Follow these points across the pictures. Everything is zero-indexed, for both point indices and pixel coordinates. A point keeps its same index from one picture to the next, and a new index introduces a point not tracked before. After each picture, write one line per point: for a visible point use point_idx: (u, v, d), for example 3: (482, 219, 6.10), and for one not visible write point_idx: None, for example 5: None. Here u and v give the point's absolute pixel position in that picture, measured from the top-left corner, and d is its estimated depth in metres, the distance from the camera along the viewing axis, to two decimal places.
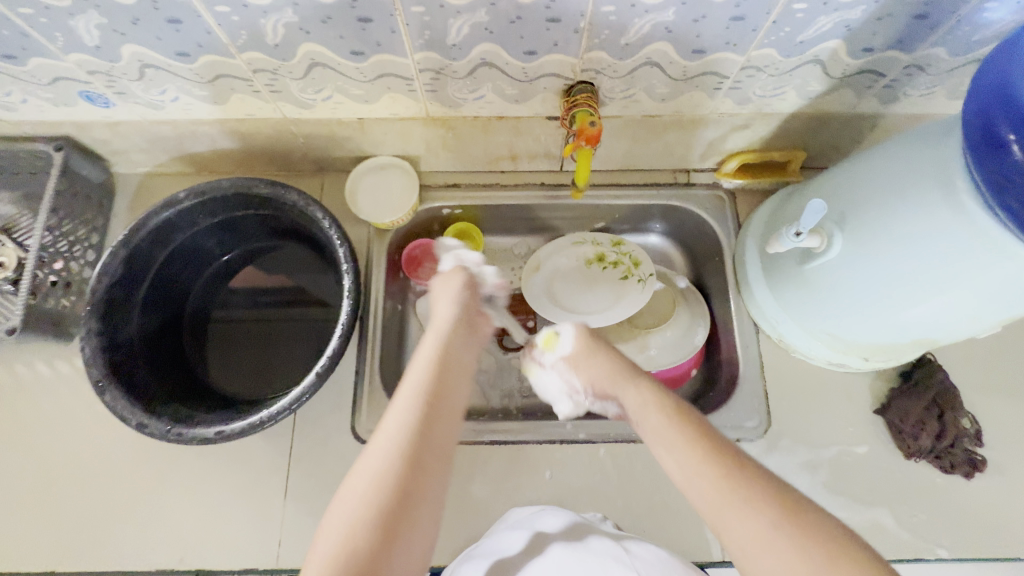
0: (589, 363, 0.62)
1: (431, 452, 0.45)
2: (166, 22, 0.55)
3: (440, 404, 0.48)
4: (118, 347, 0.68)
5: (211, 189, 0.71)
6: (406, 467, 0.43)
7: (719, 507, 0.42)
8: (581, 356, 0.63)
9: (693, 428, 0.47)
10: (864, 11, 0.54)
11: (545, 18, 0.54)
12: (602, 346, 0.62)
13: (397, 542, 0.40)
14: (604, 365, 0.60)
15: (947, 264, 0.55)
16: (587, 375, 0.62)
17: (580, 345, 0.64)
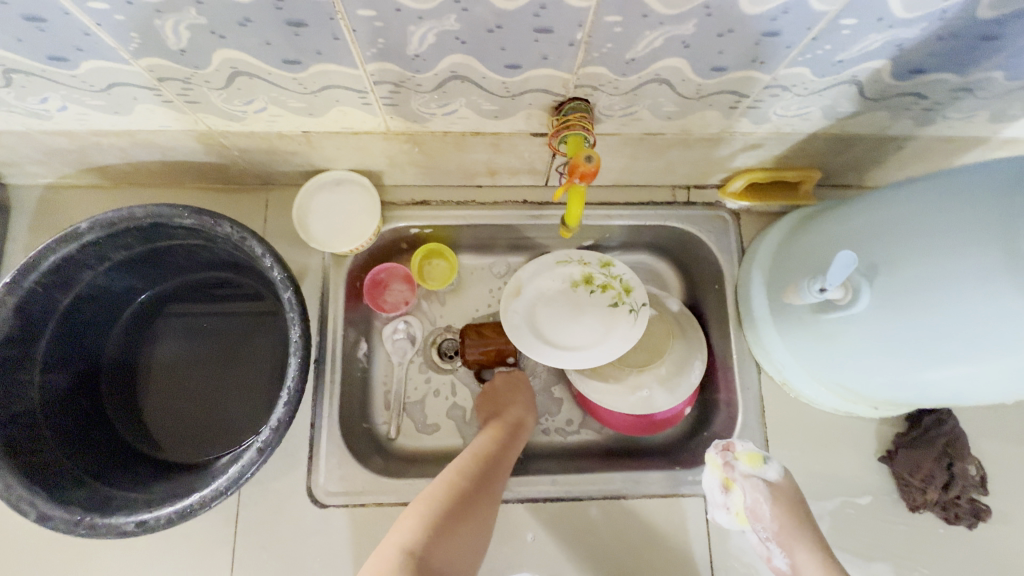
0: (791, 508, 0.62)
1: (495, 468, 0.64)
2: (23, 20, 0.40)
3: (504, 450, 0.66)
4: (15, 418, 0.56)
5: (122, 222, 0.58)
6: (478, 479, 0.61)
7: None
8: (785, 497, 0.63)
9: None
10: (923, 30, 0.44)
11: (533, 28, 0.42)
12: (803, 504, 0.63)
13: (459, 527, 0.57)
14: (804, 521, 0.62)
15: (995, 340, 0.47)
16: (783, 515, 0.62)
17: (787, 484, 0.64)
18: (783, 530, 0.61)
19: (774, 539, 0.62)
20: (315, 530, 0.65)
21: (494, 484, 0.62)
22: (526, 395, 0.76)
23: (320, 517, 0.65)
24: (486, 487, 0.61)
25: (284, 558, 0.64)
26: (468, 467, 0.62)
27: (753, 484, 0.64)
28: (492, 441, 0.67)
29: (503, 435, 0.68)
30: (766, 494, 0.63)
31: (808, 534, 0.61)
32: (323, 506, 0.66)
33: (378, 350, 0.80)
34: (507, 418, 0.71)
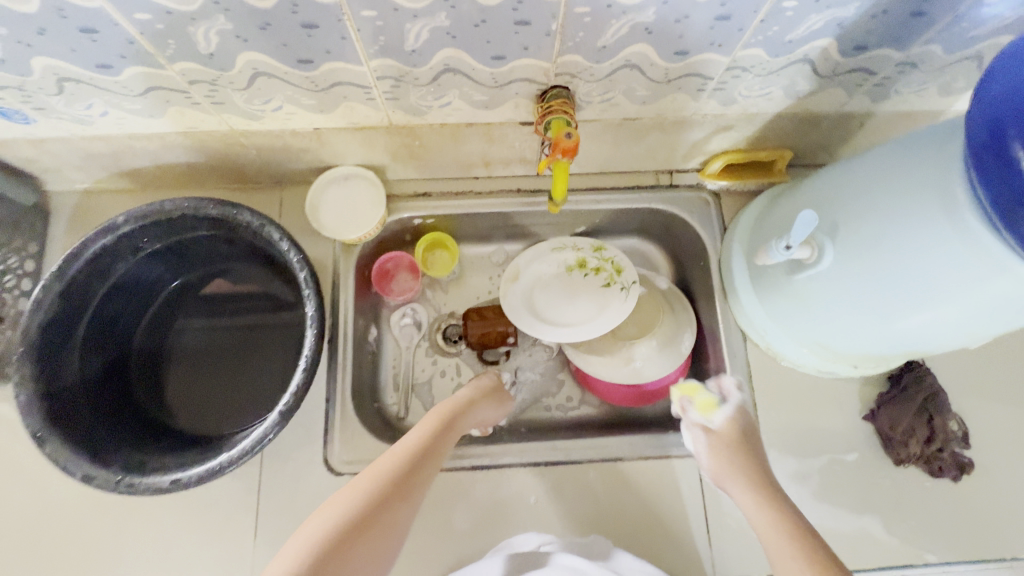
0: (728, 452, 0.64)
1: (422, 467, 0.59)
2: (79, 32, 0.48)
3: (436, 446, 0.61)
4: (59, 393, 0.62)
5: (154, 214, 0.65)
6: (400, 476, 0.56)
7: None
8: (726, 442, 0.65)
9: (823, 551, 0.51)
10: (858, 9, 0.50)
11: (513, 21, 0.49)
12: (748, 447, 0.64)
13: (370, 531, 0.51)
14: (741, 463, 0.63)
15: (942, 283, 0.52)
16: (718, 460, 0.64)
17: (735, 430, 0.65)
18: (725, 473, 0.63)
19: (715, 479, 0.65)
20: (331, 496, 0.70)
21: (424, 475, 0.58)
22: (476, 391, 0.71)
23: (335, 484, 0.70)
24: (418, 476, 0.58)
25: (303, 523, 0.69)
26: (390, 465, 0.57)
27: (696, 431, 0.67)
28: (425, 431, 0.62)
29: (437, 430, 0.63)
30: (705, 441, 0.66)
31: (748, 476, 0.61)
32: (339, 474, 0.71)
33: (386, 335, 0.86)
34: (447, 409, 0.66)
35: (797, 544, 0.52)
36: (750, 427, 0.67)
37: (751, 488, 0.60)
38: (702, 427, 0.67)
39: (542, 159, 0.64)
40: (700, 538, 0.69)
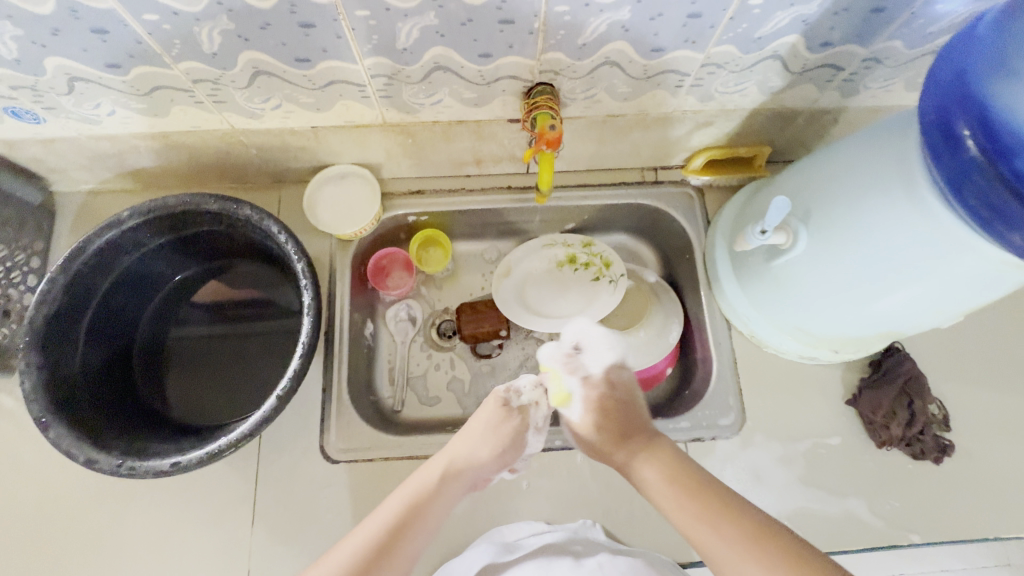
0: (592, 440, 0.65)
1: (404, 540, 0.53)
2: (90, 32, 0.51)
3: (421, 513, 0.56)
4: (62, 382, 0.64)
5: (157, 209, 0.67)
6: (374, 556, 0.51)
7: (718, 560, 0.48)
8: (586, 432, 0.65)
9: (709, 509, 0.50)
10: (820, 7, 0.54)
11: (497, 20, 0.52)
12: (603, 424, 0.64)
13: None
14: (606, 446, 0.63)
15: (912, 264, 0.54)
16: (591, 449, 0.66)
17: (588, 414, 0.65)
18: (603, 453, 0.64)
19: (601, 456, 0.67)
20: (327, 484, 0.71)
21: (405, 549, 0.53)
22: (475, 435, 0.64)
23: (331, 472, 0.72)
24: (393, 552, 0.52)
25: (300, 510, 0.70)
26: (366, 542, 0.52)
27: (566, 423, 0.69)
28: (410, 496, 0.57)
29: (425, 494, 0.58)
30: (575, 433, 0.67)
31: (617, 447, 0.62)
32: (335, 462, 0.72)
33: (382, 330, 0.88)
34: (441, 467, 0.61)
35: (681, 499, 0.52)
36: (599, 385, 0.66)
37: (625, 458, 0.61)
38: (567, 422, 0.68)
39: (527, 150, 0.68)
40: None
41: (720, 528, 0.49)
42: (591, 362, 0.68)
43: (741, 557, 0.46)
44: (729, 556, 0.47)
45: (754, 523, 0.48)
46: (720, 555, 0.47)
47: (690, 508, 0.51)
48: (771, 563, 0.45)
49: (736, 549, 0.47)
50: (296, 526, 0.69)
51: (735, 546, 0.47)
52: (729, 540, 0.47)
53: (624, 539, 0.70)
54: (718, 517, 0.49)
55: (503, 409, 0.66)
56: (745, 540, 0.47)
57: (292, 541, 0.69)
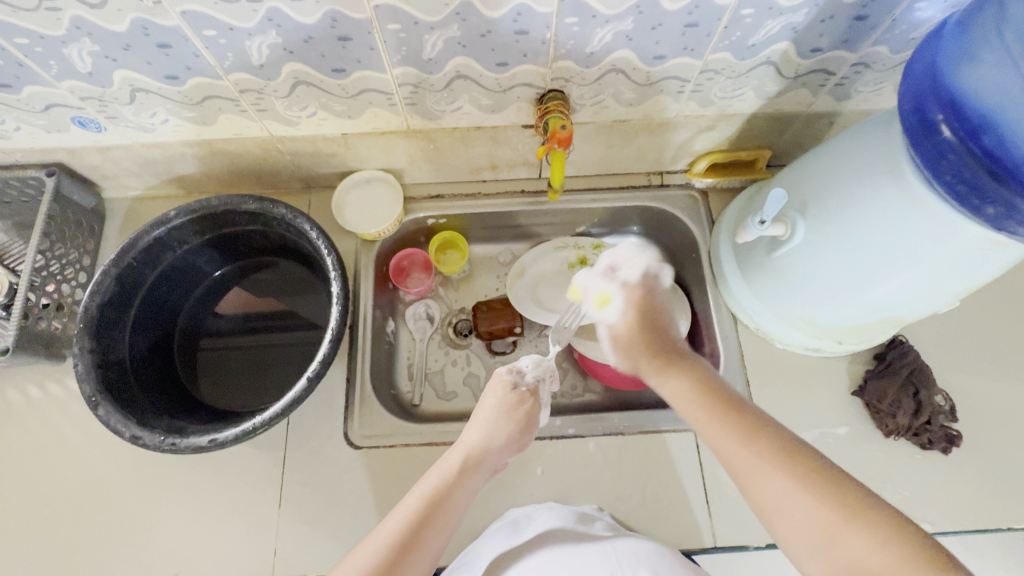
0: (634, 339, 0.62)
1: (429, 530, 0.53)
2: (156, 47, 0.58)
3: (444, 498, 0.56)
4: (111, 364, 0.69)
5: (201, 208, 0.73)
6: (401, 545, 0.51)
7: (742, 470, 0.49)
8: (627, 334, 0.63)
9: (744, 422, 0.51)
10: (807, 14, 0.59)
11: (513, 31, 0.58)
12: (648, 325, 0.62)
13: None
14: (649, 348, 0.61)
15: (908, 247, 0.56)
16: (627, 353, 0.63)
17: (632, 312, 0.63)
18: (636, 357, 0.62)
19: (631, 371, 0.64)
20: (350, 468, 0.75)
21: (432, 538, 0.53)
22: (488, 419, 0.65)
23: (354, 456, 0.75)
24: (422, 545, 0.52)
25: (324, 493, 0.73)
26: (394, 533, 0.52)
27: (601, 325, 0.66)
28: (430, 486, 0.57)
29: (445, 483, 0.58)
30: (610, 337, 0.64)
31: (653, 350, 0.61)
32: (357, 447, 0.76)
33: (402, 327, 0.92)
34: (458, 456, 0.61)
35: (714, 414, 0.53)
36: (648, 287, 0.66)
37: (659, 366, 0.59)
38: (604, 323, 0.65)
39: (540, 151, 0.74)
40: (698, 507, 0.73)
41: (751, 442, 0.50)
42: (634, 270, 0.68)
43: (768, 467, 0.48)
44: (756, 468, 0.48)
45: (784, 444, 0.49)
46: (747, 466, 0.49)
47: (723, 429, 0.52)
48: (799, 475, 0.46)
49: (764, 459, 0.48)
50: (319, 508, 0.72)
51: (763, 460, 0.48)
52: (759, 454, 0.49)
53: (636, 525, 0.72)
54: (749, 431, 0.51)
55: (509, 394, 0.68)
56: (774, 453, 0.48)
57: (316, 522, 0.72)
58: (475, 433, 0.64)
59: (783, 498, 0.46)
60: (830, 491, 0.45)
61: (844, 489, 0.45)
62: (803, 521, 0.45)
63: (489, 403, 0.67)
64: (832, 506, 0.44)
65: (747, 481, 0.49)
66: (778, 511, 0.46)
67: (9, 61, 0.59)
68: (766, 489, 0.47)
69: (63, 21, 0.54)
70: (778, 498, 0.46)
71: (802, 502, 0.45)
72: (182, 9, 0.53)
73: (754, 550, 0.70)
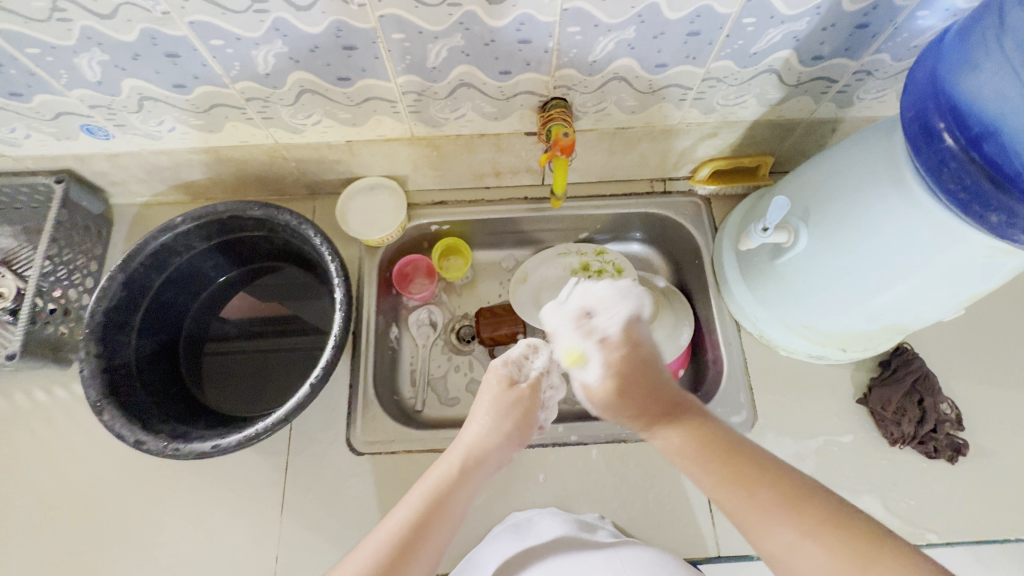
0: (614, 402, 0.63)
1: (430, 527, 0.53)
2: (164, 56, 0.59)
3: (447, 496, 0.56)
4: (116, 368, 0.70)
5: (207, 214, 0.74)
6: (399, 549, 0.50)
7: (750, 526, 0.48)
8: (605, 394, 0.63)
9: (744, 472, 0.51)
10: (809, 23, 0.59)
11: (517, 40, 0.59)
12: (625, 387, 0.62)
13: None
14: (631, 410, 0.62)
15: (909, 254, 0.56)
16: (606, 410, 0.64)
17: (610, 378, 0.62)
18: (619, 417, 0.63)
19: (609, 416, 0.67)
20: (352, 474, 0.75)
21: (434, 537, 0.53)
22: (485, 411, 0.66)
23: (356, 462, 0.75)
24: (423, 544, 0.52)
25: (326, 499, 0.73)
26: (396, 531, 0.52)
27: (577, 380, 0.67)
28: (432, 485, 0.57)
29: (446, 482, 0.58)
30: (587, 395, 0.65)
31: (640, 415, 0.61)
32: (359, 453, 0.76)
33: (404, 332, 0.92)
34: (460, 452, 0.62)
35: (711, 466, 0.53)
36: (618, 347, 0.64)
37: (650, 425, 0.60)
38: (582, 382, 0.65)
39: (543, 158, 0.74)
40: (701, 515, 0.72)
41: (752, 494, 0.49)
42: (613, 324, 0.66)
43: (773, 519, 0.47)
44: (760, 520, 0.48)
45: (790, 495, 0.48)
46: (751, 519, 0.48)
47: (723, 485, 0.51)
48: (808, 529, 0.46)
49: (771, 511, 0.47)
50: (321, 514, 0.72)
51: (770, 512, 0.47)
52: (763, 508, 0.48)
53: (638, 533, 0.71)
54: (750, 483, 0.50)
55: (499, 388, 0.68)
56: (782, 503, 0.48)
57: (318, 528, 0.72)
58: (474, 428, 0.64)
59: (793, 551, 0.45)
60: (840, 540, 0.44)
61: (853, 535, 0.44)
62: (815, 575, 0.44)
63: (484, 395, 0.68)
64: (843, 556, 0.43)
65: (755, 535, 0.48)
66: (789, 564, 0.46)
67: (20, 70, 0.60)
68: (775, 544, 0.47)
69: (73, 31, 0.55)
70: (787, 552, 0.46)
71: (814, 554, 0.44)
72: (190, 19, 0.54)
73: (758, 559, 0.70)
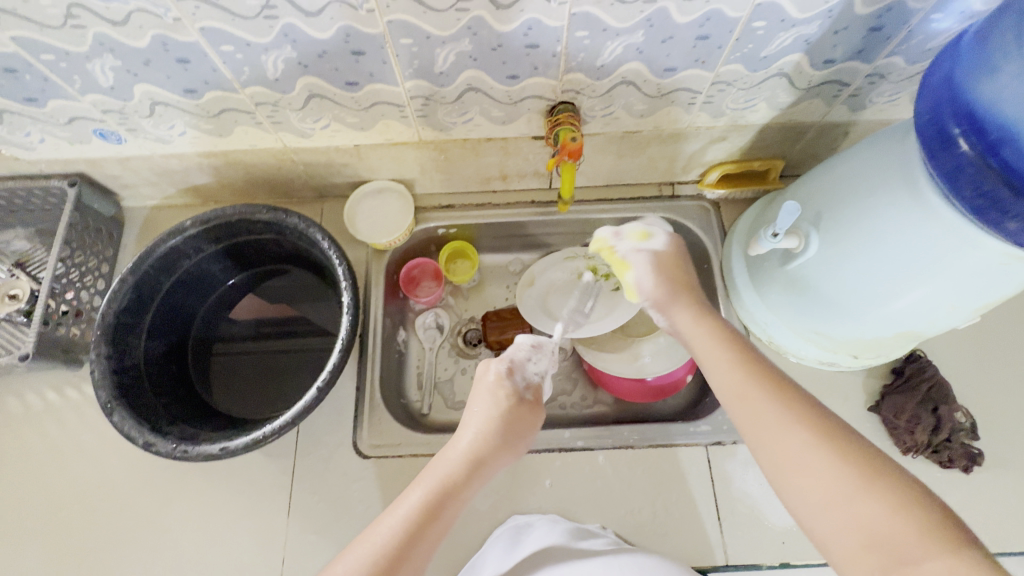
0: (672, 273, 0.65)
1: (424, 533, 0.52)
2: (175, 62, 0.59)
3: (441, 505, 0.54)
4: (126, 370, 0.70)
5: (216, 218, 0.75)
6: (392, 556, 0.49)
7: (761, 424, 0.49)
8: (668, 262, 0.66)
9: (765, 372, 0.52)
10: (820, 27, 0.59)
11: (524, 45, 0.59)
12: (681, 266, 0.66)
13: None
14: (686, 285, 0.64)
15: (923, 260, 0.55)
16: (663, 284, 0.64)
17: (671, 250, 0.68)
18: (667, 293, 0.63)
19: (653, 304, 0.64)
20: (358, 477, 0.75)
21: (426, 547, 0.51)
22: (485, 417, 0.63)
23: (362, 465, 0.75)
24: (415, 554, 0.50)
25: (332, 502, 0.73)
26: (391, 537, 0.50)
27: (639, 255, 0.67)
28: (429, 491, 0.55)
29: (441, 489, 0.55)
30: (652, 263, 0.66)
31: (692, 293, 0.63)
32: (365, 457, 0.76)
33: (411, 336, 0.92)
34: (458, 458, 0.59)
35: (734, 360, 0.55)
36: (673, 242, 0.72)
37: (688, 310, 0.61)
38: (647, 249, 0.67)
39: (549, 162, 0.74)
40: (710, 524, 0.71)
41: (770, 395, 0.50)
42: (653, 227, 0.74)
43: (787, 420, 0.48)
44: (772, 421, 0.49)
45: (803, 406, 0.49)
46: (762, 419, 0.49)
47: (741, 382, 0.52)
48: (815, 435, 0.47)
49: (784, 414, 0.49)
50: (328, 517, 0.73)
51: (781, 414, 0.49)
52: (778, 411, 0.49)
53: (645, 539, 0.71)
54: (765, 384, 0.51)
55: (495, 396, 0.65)
56: (794, 407, 0.49)
57: (324, 531, 0.72)
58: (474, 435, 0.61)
59: (800, 451, 0.46)
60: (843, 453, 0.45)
61: (854, 446, 0.45)
62: (811, 478, 0.45)
63: (485, 400, 0.65)
64: (843, 468, 0.44)
65: (762, 435, 0.49)
66: (789, 464, 0.47)
67: (35, 76, 0.61)
68: (778, 442, 0.48)
69: (86, 37, 0.56)
70: (791, 455, 0.47)
71: (818, 460, 0.45)
72: (201, 25, 0.54)
73: (768, 569, 0.68)
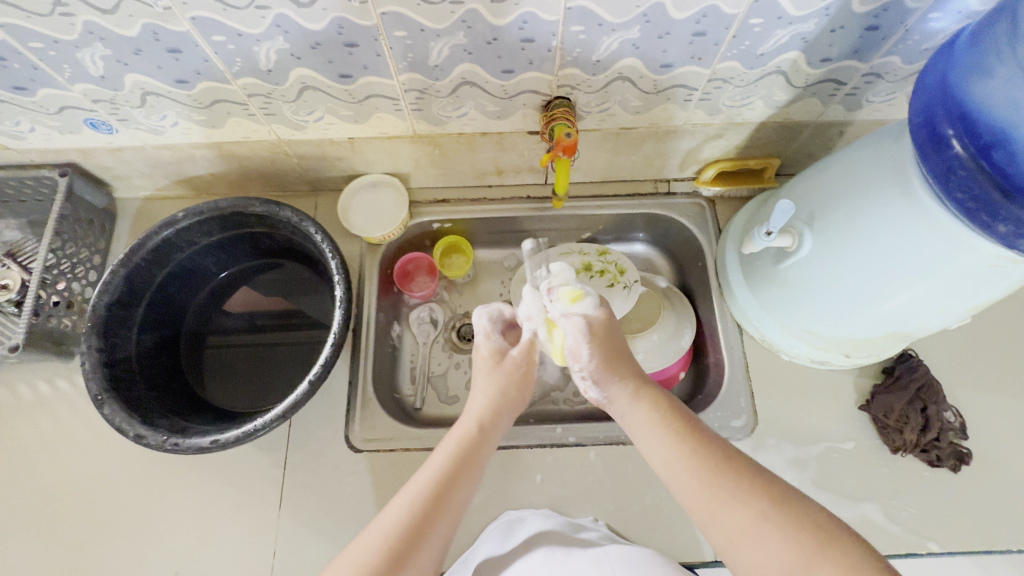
0: (605, 344, 0.61)
1: (464, 474, 0.55)
2: (166, 51, 0.59)
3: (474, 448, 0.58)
4: (117, 362, 0.70)
5: (208, 210, 0.74)
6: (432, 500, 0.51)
7: (714, 503, 0.48)
8: (600, 331, 0.62)
9: (715, 449, 0.51)
10: (817, 24, 0.58)
11: (520, 39, 0.58)
12: (613, 335, 0.63)
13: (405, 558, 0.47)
14: (620, 356, 0.61)
15: (916, 259, 0.55)
16: (600, 353, 0.60)
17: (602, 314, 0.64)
18: (607, 367, 0.60)
19: (590, 375, 0.60)
20: (351, 471, 0.75)
21: (466, 485, 0.54)
22: (496, 371, 0.66)
23: (354, 460, 0.75)
24: (455, 495, 0.53)
25: (324, 495, 0.73)
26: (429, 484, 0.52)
27: (573, 321, 0.62)
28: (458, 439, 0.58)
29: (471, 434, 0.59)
30: (584, 331, 0.61)
31: (627, 369, 0.61)
32: (357, 451, 0.76)
33: (405, 330, 0.91)
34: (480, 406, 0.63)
35: (677, 433, 0.54)
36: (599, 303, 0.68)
37: (625, 386, 0.59)
38: (580, 316, 0.62)
39: (544, 158, 0.74)
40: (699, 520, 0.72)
41: (719, 473, 0.49)
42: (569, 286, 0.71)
43: (742, 495, 0.47)
44: (721, 497, 0.48)
45: (755, 479, 0.48)
46: (712, 496, 0.48)
47: (688, 457, 0.51)
48: (767, 508, 0.46)
49: (734, 488, 0.48)
50: (319, 510, 0.73)
51: (733, 488, 0.48)
52: (732, 488, 0.48)
53: (635, 535, 0.71)
54: (712, 459, 0.51)
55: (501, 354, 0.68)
56: (744, 483, 0.48)
57: (316, 524, 0.72)
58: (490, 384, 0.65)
59: (753, 526, 0.46)
60: (795, 529, 0.44)
61: (809, 522, 0.44)
62: (764, 563, 0.44)
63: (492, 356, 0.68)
64: (793, 548, 0.43)
65: (712, 514, 0.48)
66: (742, 548, 0.46)
67: (25, 64, 0.60)
68: (729, 520, 0.47)
69: (75, 25, 0.55)
70: (743, 533, 0.46)
71: (771, 536, 0.44)
72: (192, 14, 0.54)
73: None
